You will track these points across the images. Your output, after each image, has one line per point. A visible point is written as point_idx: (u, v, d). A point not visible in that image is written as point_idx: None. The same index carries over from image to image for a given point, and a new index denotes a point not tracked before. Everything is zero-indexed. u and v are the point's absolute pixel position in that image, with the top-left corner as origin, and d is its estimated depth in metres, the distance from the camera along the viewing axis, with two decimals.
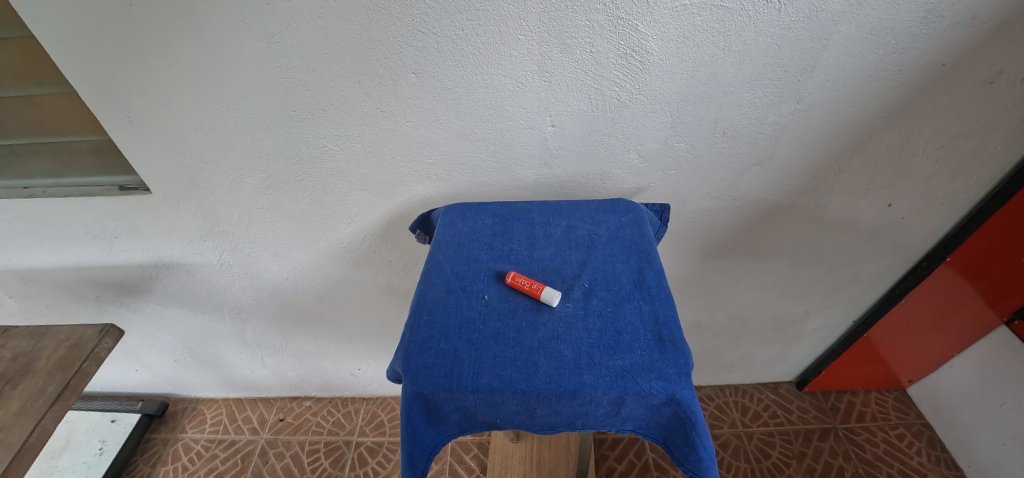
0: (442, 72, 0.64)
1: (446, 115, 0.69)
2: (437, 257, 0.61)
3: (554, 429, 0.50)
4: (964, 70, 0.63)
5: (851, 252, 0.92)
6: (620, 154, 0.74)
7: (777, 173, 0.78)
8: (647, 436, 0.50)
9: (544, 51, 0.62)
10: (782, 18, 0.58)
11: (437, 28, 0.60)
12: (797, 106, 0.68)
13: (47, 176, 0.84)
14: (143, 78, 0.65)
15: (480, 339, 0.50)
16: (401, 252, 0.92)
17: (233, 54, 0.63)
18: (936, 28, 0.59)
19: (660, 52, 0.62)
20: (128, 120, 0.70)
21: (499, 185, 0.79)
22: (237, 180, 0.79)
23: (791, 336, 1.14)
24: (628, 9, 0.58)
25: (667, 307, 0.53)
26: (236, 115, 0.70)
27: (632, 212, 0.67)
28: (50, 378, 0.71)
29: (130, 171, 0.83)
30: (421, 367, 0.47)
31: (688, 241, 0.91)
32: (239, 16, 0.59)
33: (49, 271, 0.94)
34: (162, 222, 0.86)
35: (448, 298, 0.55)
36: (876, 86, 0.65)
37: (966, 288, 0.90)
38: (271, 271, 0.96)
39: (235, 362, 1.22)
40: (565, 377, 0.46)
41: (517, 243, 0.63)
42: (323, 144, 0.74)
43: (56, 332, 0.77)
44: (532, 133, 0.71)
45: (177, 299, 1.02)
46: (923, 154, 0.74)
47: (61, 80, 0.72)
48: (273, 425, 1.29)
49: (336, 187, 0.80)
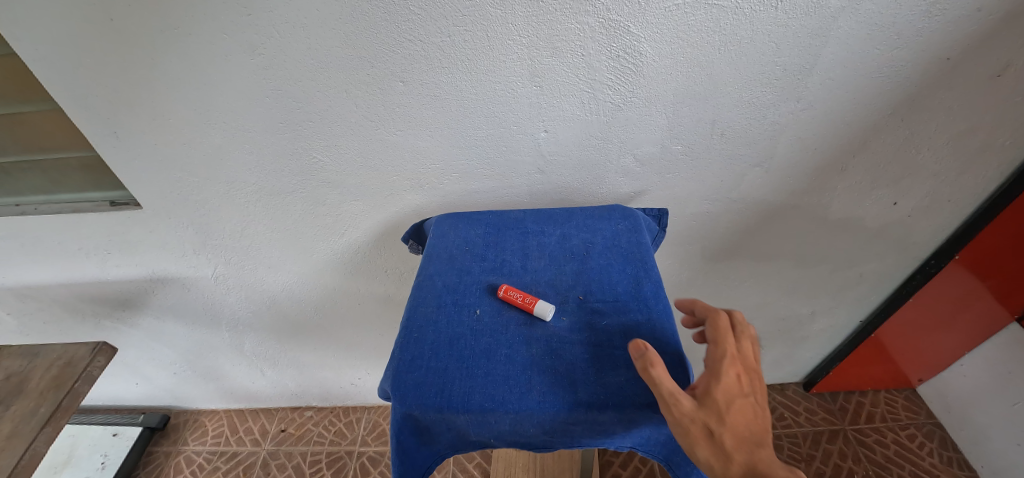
0: (430, 80, 0.63)
1: (437, 122, 0.68)
2: (428, 271, 0.60)
3: (550, 447, 0.48)
4: (970, 65, 0.61)
5: (857, 252, 0.90)
6: (616, 158, 0.72)
7: (778, 173, 0.76)
8: (647, 453, 0.48)
9: (533, 56, 0.60)
10: (779, 15, 0.56)
11: (423, 35, 0.58)
12: (798, 104, 0.66)
13: (38, 193, 0.83)
14: (128, 92, 0.64)
15: (471, 356, 0.49)
16: (397, 262, 0.91)
17: (217, 65, 0.62)
18: (939, 22, 0.57)
19: (654, 53, 0.60)
20: (115, 136, 0.69)
21: (494, 193, 0.77)
22: (228, 193, 0.78)
23: (797, 337, 1.12)
24: (618, 10, 0.56)
25: (664, 318, 0.51)
26: (224, 128, 0.69)
27: (629, 218, 0.66)
28: (41, 400, 0.71)
29: (121, 187, 0.82)
30: (411, 387, 0.46)
31: (689, 245, 0.89)
32: (220, 27, 0.58)
33: (44, 287, 0.94)
34: (155, 236, 0.85)
35: (439, 313, 0.54)
36: (878, 82, 0.63)
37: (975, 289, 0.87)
38: (268, 283, 0.95)
39: (234, 373, 1.21)
40: (559, 396, 0.45)
41: (510, 254, 0.62)
42: (314, 156, 0.73)
43: (49, 350, 0.77)
44: (524, 139, 0.70)
45: (174, 312, 1.02)
46: (929, 151, 0.71)
47: (48, 98, 0.71)
48: (275, 436, 1.28)
49: (329, 198, 0.79)
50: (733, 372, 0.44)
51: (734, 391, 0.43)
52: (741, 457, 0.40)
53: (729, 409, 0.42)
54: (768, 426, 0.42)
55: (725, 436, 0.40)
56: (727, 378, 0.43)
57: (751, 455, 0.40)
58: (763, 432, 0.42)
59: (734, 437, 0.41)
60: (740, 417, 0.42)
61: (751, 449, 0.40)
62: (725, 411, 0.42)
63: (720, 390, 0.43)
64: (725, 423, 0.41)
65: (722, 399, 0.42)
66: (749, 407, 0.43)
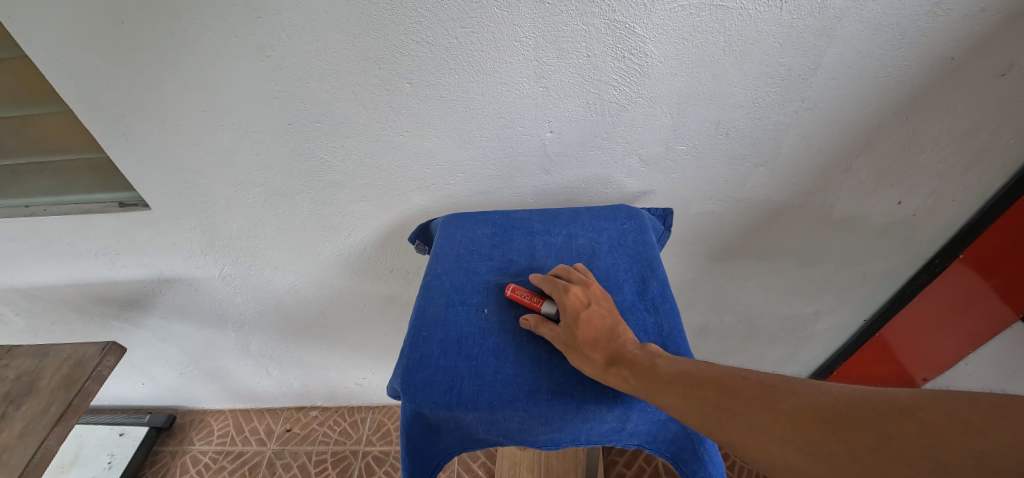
0: (438, 81, 0.63)
1: (443, 123, 0.68)
2: (436, 270, 0.60)
3: (558, 445, 0.48)
4: (974, 64, 0.61)
5: (861, 252, 0.90)
6: (621, 158, 0.73)
7: (783, 173, 0.76)
8: (655, 451, 0.49)
9: (539, 57, 0.61)
10: (784, 15, 0.57)
11: (431, 37, 0.59)
12: (802, 104, 0.66)
13: (47, 194, 0.84)
14: (137, 94, 0.65)
15: (480, 355, 0.49)
16: (403, 262, 0.91)
17: (226, 67, 0.62)
18: (943, 22, 0.57)
19: (659, 55, 0.60)
20: (124, 138, 0.70)
21: (499, 193, 0.78)
22: (236, 194, 0.79)
23: (801, 336, 1.12)
24: (624, 12, 0.56)
25: (670, 317, 0.53)
26: (232, 129, 0.69)
27: (634, 218, 0.66)
28: (53, 399, 0.71)
29: (129, 188, 0.83)
30: (420, 385, 0.46)
31: (693, 244, 0.90)
32: (230, 31, 0.58)
33: (53, 288, 0.95)
34: (163, 237, 0.86)
35: (448, 312, 0.54)
36: (882, 82, 0.64)
37: (987, 298, 0.86)
38: (274, 283, 0.96)
39: (240, 373, 1.21)
40: (567, 394, 0.45)
41: (517, 254, 0.62)
42: (321, 158, 0.73)
43: (59, 350, 0.77)
44: (530, 139, 0.70)
45: (181, 312, 1.02)
46: (933, 150, 0.72)
47: (57, 100, 0.72)
48: (280, 436, 1.28)
49: (335, 198, 0.79)
50: (572, 290, 0.50)
51: (577, 306, 0.48)
52: (598, 355, 0.45)
53: (576, 323, 0.47)
54: (617, 319, 0.48)
55: (580, 347, 0.46)
56: (569, 297, 0.49)
57: (606, 350, 0.45)
58: (614, 326, 0.47)
59: (589, 342, 0.46)
60: (590, 324, 0.47)
61: (606, 344, 0.45)
62: (575, 326, 0.47)
63: (566, 312, 0.48)
64: (578, 336, 0.46)
65: (571, 318, 0.47)
66: (594, 311, 0.48)
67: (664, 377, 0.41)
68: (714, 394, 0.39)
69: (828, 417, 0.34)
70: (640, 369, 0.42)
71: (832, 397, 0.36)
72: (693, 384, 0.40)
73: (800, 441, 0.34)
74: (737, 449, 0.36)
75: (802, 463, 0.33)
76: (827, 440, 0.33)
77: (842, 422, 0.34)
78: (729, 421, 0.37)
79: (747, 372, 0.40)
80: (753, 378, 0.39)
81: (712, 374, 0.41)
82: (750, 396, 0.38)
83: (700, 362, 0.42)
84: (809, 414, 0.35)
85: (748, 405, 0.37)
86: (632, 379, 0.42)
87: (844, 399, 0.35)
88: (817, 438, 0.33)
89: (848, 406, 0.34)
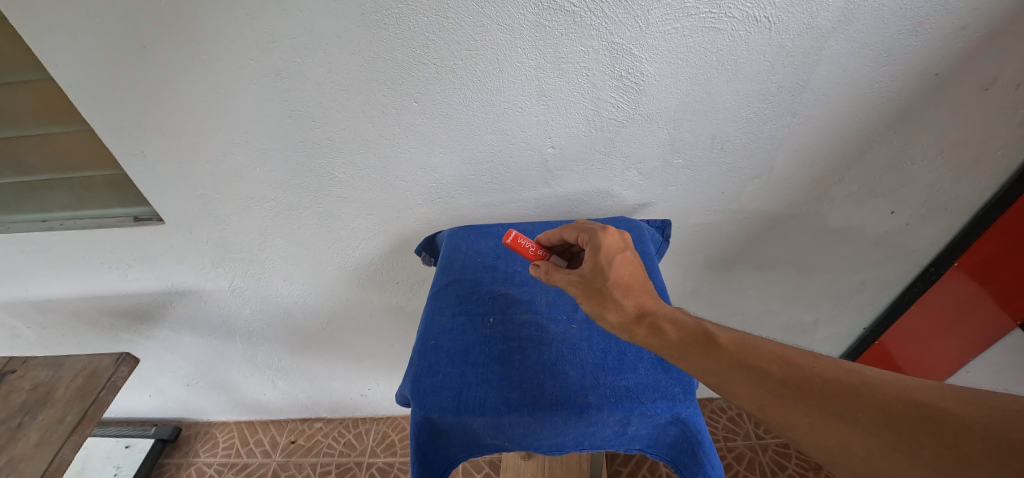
0: (442, 100, 0.66)
1: (448, 139, 0.71)
2: (442, 281, 0.62)
3: (563, 450, 0.50)
4: (959, 79, 0.64)
5: (858, 261, 0.92)
6: (620, 172, 0.75)
7: (777, 185, 0.79)
8: (656, 455, 0.50)
9: (541, 77, 0.64)
10: (773, 36, 0.60)
11: (436, 59, 0.62)
12: (794, 119, 0.69)
13: (65, 209, 0.87)
14: (156, 113, 0.68)
15: (485, 362, 0.51)
16: (408, 273, 0.94)
17: (242, 88, 0.65)
18: (927, 39, 0.60)
19: (654, 73, 0.63)
20: (142, 155, 0.73)
21: (503, 206, 0.81)
22: (247, 208, 0.81)
23: (802, 344, 1.13)
24: (621, 34, 0.59)
25: None
26: (246, 146, 0.72)
27: (633, 229, 0.68)
28: (68, 409, 0.73)
29: (144, 203, 0.86)
30: (429, 391, 0.48)
31: (691, 255, 0.92)
32: (247, 54, 0.61)
33: (66, 300, 0.97)
34: (175, 251, 0.88)
35: (454, 321, 0.56)
36: (870, 97, 0.66)
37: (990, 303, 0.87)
38: (282, 294, 0.98)
39: (246, 384, 1.23)
40: (570, 400, 0.47)
41: (521, 265, 0.64)
42: (331, 173, 0.76)
43: (73, 361, 0.79)
44: (532, 154, 0.73)
45: (189, 324, 1.04)
46: (923, 161, 0.74)
47: (79, 119, 0.75)
48: (285, 448, 1.29)
49: (344, 212, 0.82)
50: (609, 232, 0.51)
51: (614, 251, 0.49)
52: (629, 305, 0.46)
53: (611, 266, 0.48)
54: (647, 276, 0.49)
55: (611, 291, 0.46)
56: (607, 238, 0.49)
57: (636, 302, 0.46)
58: (645, 279, 0.48)
59: (621, 290, 0.46)
60: (625, 269, 0.48)
61: (638, 295, 0.46)
62: (608, 266, 0.48)
63: (602, 252, 0.48)
64: (609, 279, 0.47)
65: (605, 259, 0.48)
66: (630, 259, 0.49)
67: (712, 344, 0.42)
68: (782, 372, 0.39)
69: (933, 415, 0.33)
70: (683, 331, 0.43)
71: (944, 398, 0.34)
72: (752, 358, 0.40)
73: (883, 434, 0.33)
74: (794, 429, 0.36)
75: (880, 457, 0.33)
76: (924, 440, 0.32)
77: (955, 423, 0.32)
78: (794, 401, 0.37)
79: (827, 358, 0.40)
80: (831, 363, 0.39)
81: (777, 352, 0.40)
82: (831, 381, 0.37)
83: (765, 340, 0.42)
84: (908, 409, 0.34)
85: (824, 390, 0.37)
86: (670, 339, 0.43)
87: (958, 401, 0.33)
88: (916, 437, 0.32)
89: (963, 409, 0.33)
